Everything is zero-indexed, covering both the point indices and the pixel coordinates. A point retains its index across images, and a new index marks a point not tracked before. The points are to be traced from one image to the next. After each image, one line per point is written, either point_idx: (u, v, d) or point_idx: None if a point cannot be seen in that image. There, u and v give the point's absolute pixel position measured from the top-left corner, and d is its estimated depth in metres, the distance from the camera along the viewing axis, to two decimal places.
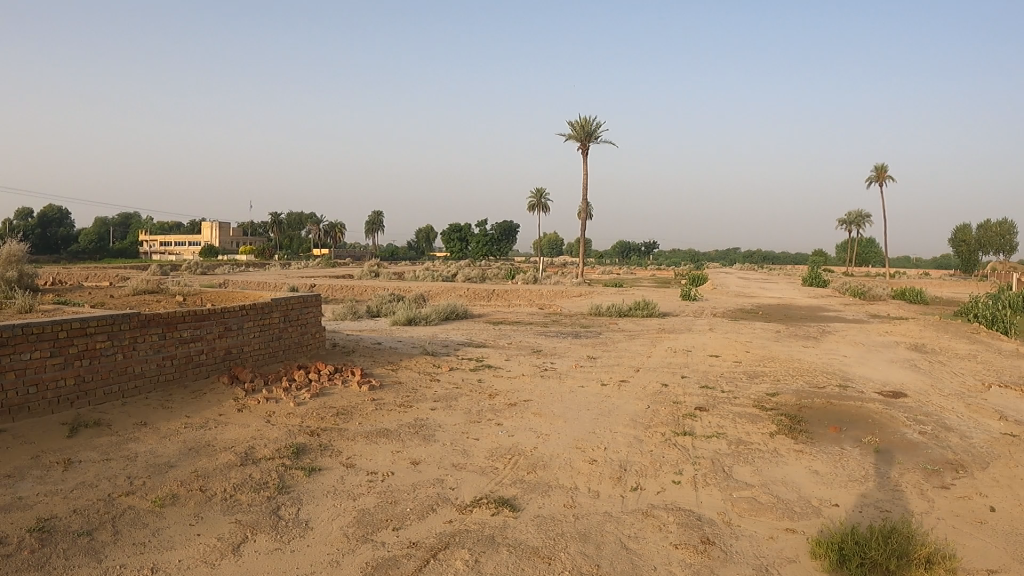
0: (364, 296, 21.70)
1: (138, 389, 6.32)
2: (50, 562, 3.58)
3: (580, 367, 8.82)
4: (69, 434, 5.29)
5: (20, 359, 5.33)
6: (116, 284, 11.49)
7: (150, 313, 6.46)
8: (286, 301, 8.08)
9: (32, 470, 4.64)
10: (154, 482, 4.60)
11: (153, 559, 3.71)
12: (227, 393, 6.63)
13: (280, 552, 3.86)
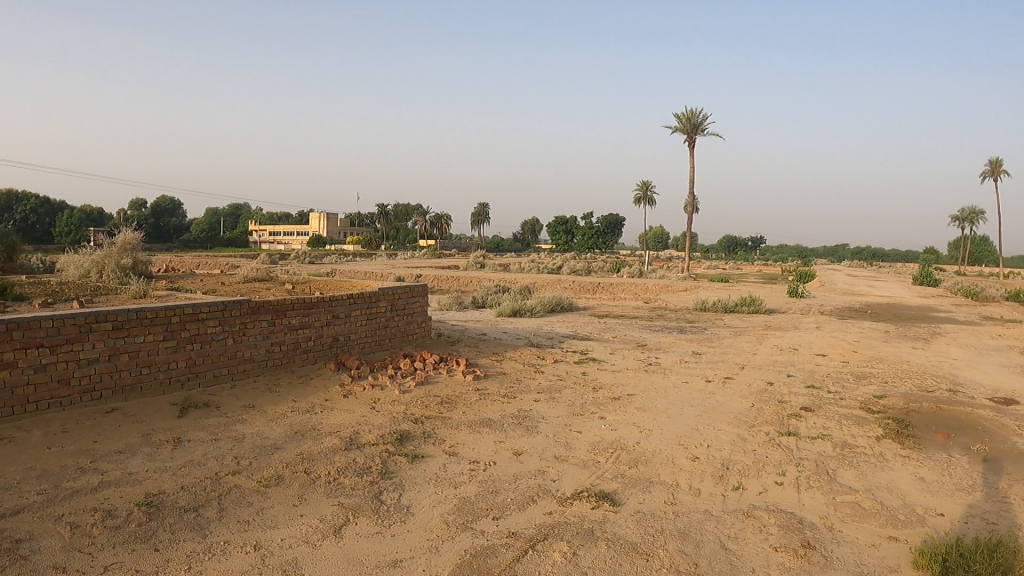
0: (470, 287, 21.94)
1: (248, 373, 6.57)
2: (155, 536, 3.79)
3: (685, 363, 8.68)
4: (179, 414, 5.55)
5: (134, 342, 5.64)
6: (230, 273, 11.98)
7: (261, 300, 6.70)
8: (393, 291, 8.24)
9: (144, 447, 4.89)
10: (260, 463, 4.77)
11: (257, 536, 3.85)
12: (333, 379, 6.81)
13: (381, 536, 3.94)
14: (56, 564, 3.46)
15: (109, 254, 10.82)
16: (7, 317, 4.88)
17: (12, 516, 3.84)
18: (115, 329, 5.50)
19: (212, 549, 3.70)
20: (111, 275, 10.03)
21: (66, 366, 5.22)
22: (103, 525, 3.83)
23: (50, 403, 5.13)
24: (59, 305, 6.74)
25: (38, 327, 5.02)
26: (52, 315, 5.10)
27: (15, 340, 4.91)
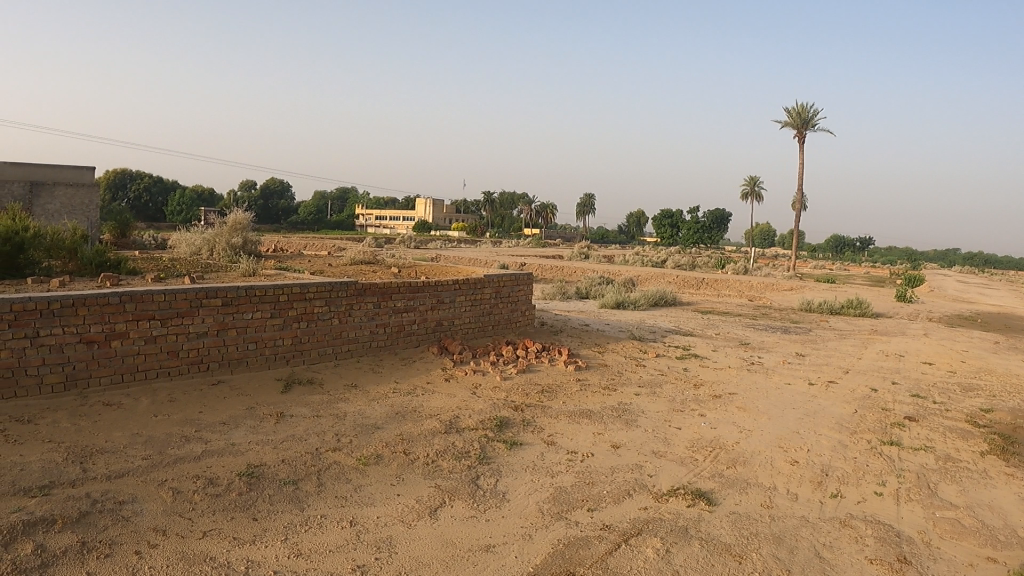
0: (569, 277, 21.92)
1: (351, 353, 6.73)
2: (255, 505, 3.94)
3: (788, 364, 8.46)
4: (284, 389, 5.73)
5: (242, 318, 5.85)
6: (337, 254, 12.31)
7: (367, 283, 6.85)
8: (498, 278, 8.28)
9: (248, 420, 5.07)
10: (360, 441, 4.88)
11: (354, 512, 3.95)
12: (436, 363, 6.91)
13: (475, 520, 3.98)
14: (155, 527, 3.65)
15: (221, 233, 11.28)
16: (121, 290, 5.14)
17: (119, 478, 4.06)
18: (224, 305, 5.72)
19: (309, 522, 3.81)
20: (223, 253, 10.46)
21: (176, 338, 5.46)
22: (205, 492, 4.00)
23: (159, 373, 5.38)
24: (172, 280, 7.06)
25: (151, 300, 5.27)
26: (165, 289, 5.34)
27: (128, 312, 5.18)
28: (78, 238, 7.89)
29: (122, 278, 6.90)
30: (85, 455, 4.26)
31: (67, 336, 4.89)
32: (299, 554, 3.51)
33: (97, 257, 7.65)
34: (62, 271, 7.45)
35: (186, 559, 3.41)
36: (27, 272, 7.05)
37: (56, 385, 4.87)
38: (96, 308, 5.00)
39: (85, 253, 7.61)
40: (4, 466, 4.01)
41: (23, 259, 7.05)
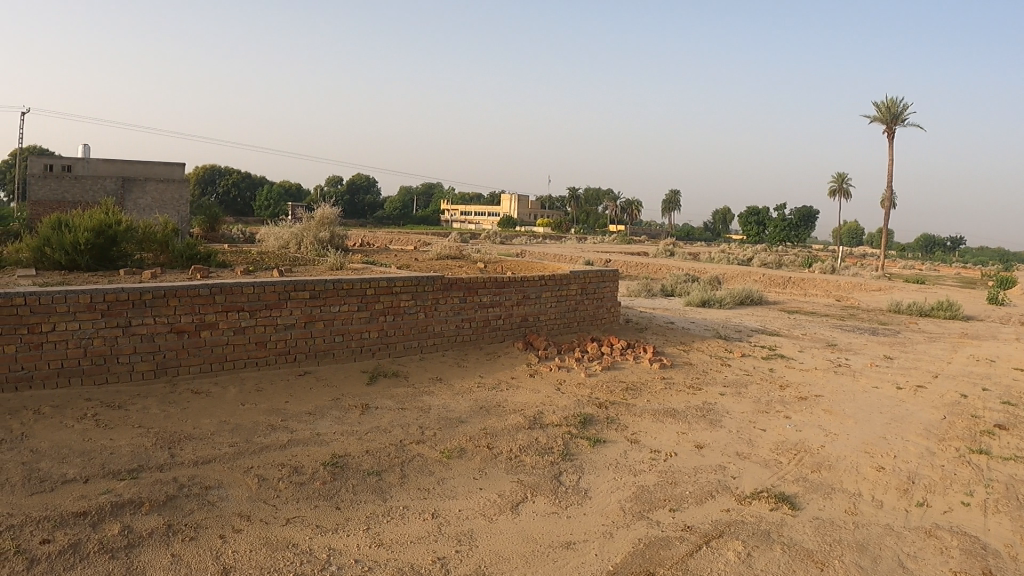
0: (650, 274, 21.71)
1: (436, 347, 6.80)
2: (339, 494, 4.01)
3: (875, 366, 8.22)
4: (369, 381, 5.83)
5: (329, 311, 5.96)
6: (425, 250, 12.51)
7: (454, 278, 6.90)
8: (585, 274, 8.22)
9: (334, 411, 5.17)
10: (444, 434, 4.92)
11: (435, 505, 3.98)
12: (520, 358, 6.93)
13: (557, 516, 3.98)
14: (241, 513, 3.75)
15: (309, 228, 11.53)
16: (211, 282, 5.30)
17: (206, 464, 4.18)
18: (312, 298, 5.84)
19: (391, 513, 3.86)
20: (310, 247, 10.69)
21: (264, 329, 5.60)
22: (289, 480, 4.09)
23: (247, 362, 5.53)
24: (260, 272, 7.25)
25: (239, 293, 5.42)
26: (253, 282, 5.48)
27: (218, 304, 5.33)
28: (169, 232, 8.15)
29: (212, 270, 7.12)
30: (174, 441, 4.40)
31: (158, 325, 5.08)
32: (381, 543, 3.57)
33: (189, 250, 7.92)
34: (156, 265, 7.72)
35: (268, 544, 3.51)
36: (121, 265, 7.32)
37: (146, 372, 5.06)
38: (187, 299, 5.17)
39: (176, 247, 7.85)
40: (98, 449, 4.19)
41: (117, 252, 7.32)
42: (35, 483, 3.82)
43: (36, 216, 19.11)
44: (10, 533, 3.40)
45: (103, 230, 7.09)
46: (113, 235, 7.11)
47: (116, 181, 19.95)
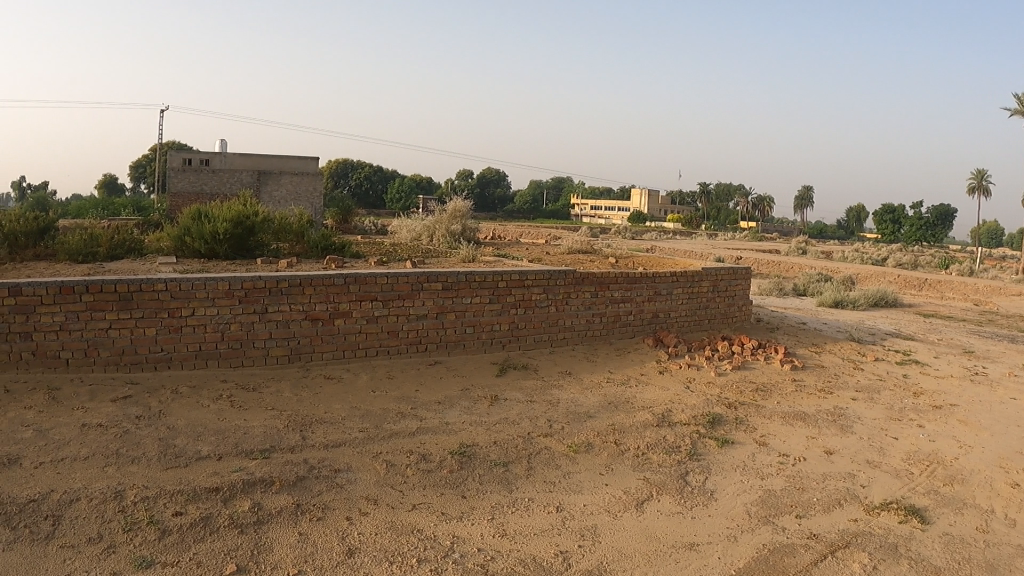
0: (772, 274, 21.17)
1: (567, 341, 6.81)
2: (466, 483, 4.06)
3: (1016, 377, 7.76)
4: (499, 372, 5.90)
5: (461, 303, 6.09)
6: (555, 245, 12.63)
7: (586, 272, 6.87)
8: (718, 271, 7.91)
9: (463, 401, 5.23)
10: (573, 429, 4.92)
11: (561, 499, 3.98)
12: (650, 354, 6.85)
13: (681, 517, 3.92)
14: (369, 496, 3.85)
15: (444, 221, 11.83)
16: (346, 272, 5.54)
17: (336, 447, 4.30)
18: (444, 290, 5.99)
19: (517, 504, 3.88)
20: (443, 239, 10.97)
21: (396, 319, 5.78)
22: (417, 467, 4.16)
23: (379, 351, 5.74)
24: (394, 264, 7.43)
25: (373, 283, 5.63)
26: (387, 272, 5.67)
27: (351, 293, 5.55)
28: (305, 224, 8.47)
29: (346, 261, 7.36)
30: (305, 423, 4.55)
31: (293, 313, 5.37)
32: (505, 534, 3.60)
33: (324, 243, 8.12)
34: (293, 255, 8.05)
35: (393, 528, 3.59)
36: (258, 255, 7.66)
37: (280, 357, 5.35)
38: (322, 288, 5.43)
39: (312, 238, 8.14)
40: (233, 429, 4.41)
41: (255, 242, 7.69)
42: (171, 458, 4.08)
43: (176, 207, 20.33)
44: (145, 504, 3.69)
45: (242, 221, 7.45)
46: (250, 225, 7.46)
47: (252, 173, 20.93)
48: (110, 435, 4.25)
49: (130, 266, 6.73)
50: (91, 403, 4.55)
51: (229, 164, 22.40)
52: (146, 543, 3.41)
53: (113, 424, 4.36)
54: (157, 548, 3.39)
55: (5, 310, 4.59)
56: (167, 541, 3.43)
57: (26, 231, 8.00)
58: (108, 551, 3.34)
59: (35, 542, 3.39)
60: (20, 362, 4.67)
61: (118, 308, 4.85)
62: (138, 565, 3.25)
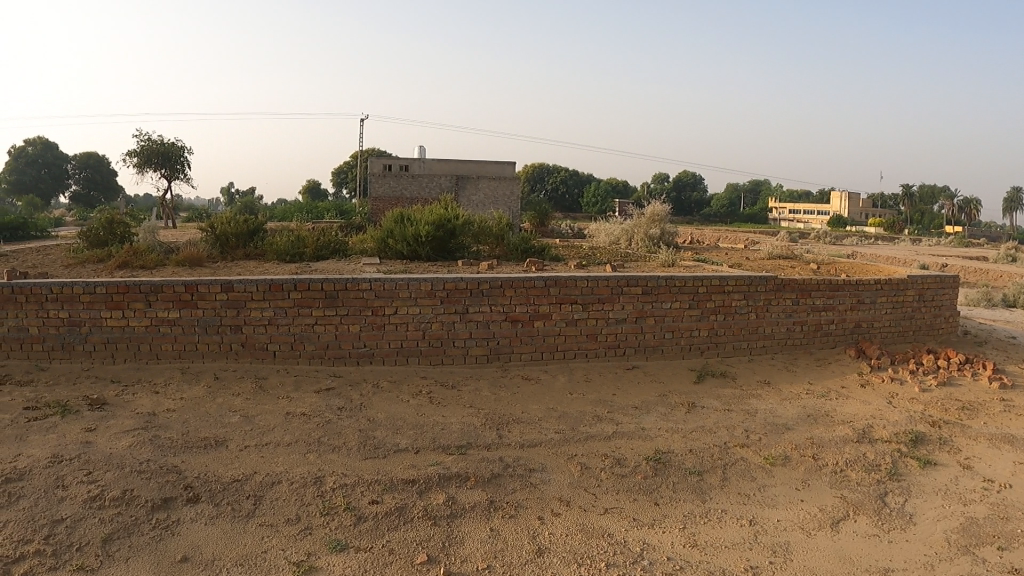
0: (968, 283, 19.80)
1: (766, 349, 6.70)
2: (659, 490, 4.16)
3: None
4: (697, 379, 6.03)
5: (661, 307, 6.23)
6: (756, 255, 13.43)
7: (787, 278, 6.70)
8: (925, 278, 7.46)
9: (660, 407, 5.44)
10: (769, 440, 4.90)
11: (754, 512, 3.97)
12: (851, 367, 6.60)
13: (877, 539, 3.78)
14: (563, 496, 4.02)
15: (641, 226, 14.51)
16: (547, 275, 5.91)
17: (532, 447, 4.55)
18: (644, 293, 6.16)
19: (709, 515, 3.92)
20: (638, 245, 13.60)
21: (595, 323, 6.08)
22: (611, 471, 4.30)
23: (578, 353, 6.08)
24: (592, 268, 8.40)
25: (573, 286, 5.95)
26: (588, 277, 5.97)
27: (552, 296, 5.93)
28: (504, 228, 10.08)
29: (546, 264, 8.96)
30: (502, 423, 4.87)
31: (494, 314, 5.85)
32: (695, 544, 3.60)
33: (526, 247, 9.70)
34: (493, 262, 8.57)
35: (584, 531, 3.67)
36: (458, 256, 9.23)
37: (481, 356, 5.88)
38: (523, 290, 5.85)
39: (512, 242, 9.75)
40: (431, 425, 4.75)
41: (456, 245, 9.27)
42: (371, 449, 4.38)
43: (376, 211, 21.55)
44: (344, 491, 3.91)
45: (443, 224, 8.99)
46: (450, 229, 8.98)
47: (453, 178, 22.05)
48: (313, 424, 4.67)
49: (338, 262, 8.72)
50: (295, 392, 5.19)
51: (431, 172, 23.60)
52: (341, 527, 3.61)
53: (316, 414, 4.81)
54: (352, 532, 3.58)
55: (219, 304, 5.56)
56: (361, 527, 3.62)
57: (236, 232, 9.85)
58: (304, 532, 3.58)
59: (235, 518, 3.67)
60: (232, 352, 5.62)
61: (325, 305, 5.62)
62: (333, 548, 3.44)
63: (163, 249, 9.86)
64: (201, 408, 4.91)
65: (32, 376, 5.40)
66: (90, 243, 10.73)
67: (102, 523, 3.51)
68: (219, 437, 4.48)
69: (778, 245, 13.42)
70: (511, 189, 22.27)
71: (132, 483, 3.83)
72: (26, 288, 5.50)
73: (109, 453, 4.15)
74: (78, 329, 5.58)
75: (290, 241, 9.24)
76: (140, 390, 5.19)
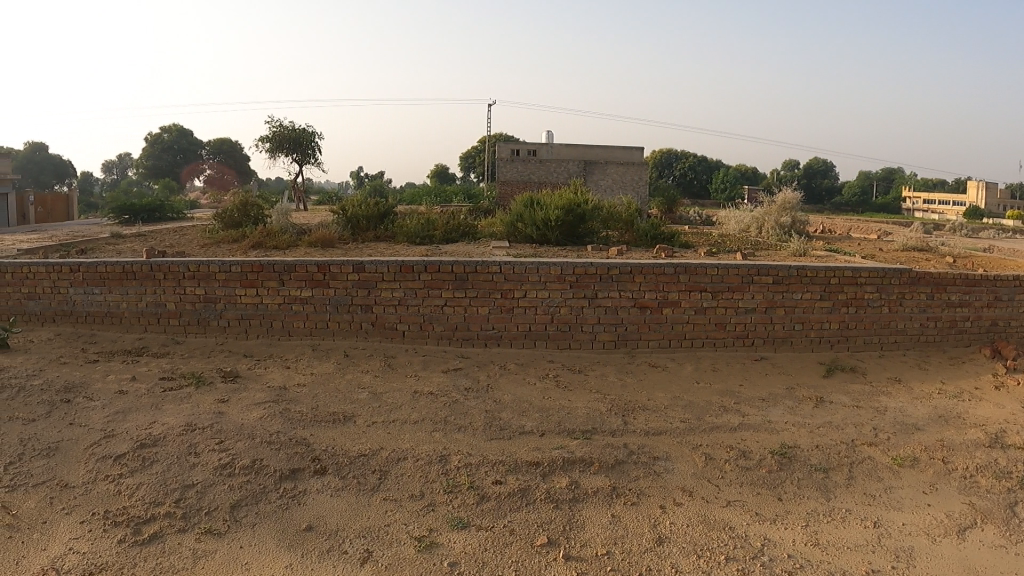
0: None
1: (897, 345, 6.42)
2: (783, 485, 4.06)
3: None
4: (825, 373, 5.85)
5: (791, 298, 6.07)
6: (890, 245, 12.88)
7: (922, 271, 6.39)
8: None
9: (788, 400, 5.30)
10: (898, 440, 4.71)
11: (878, 514, 3.83)
12: (985, 367, 6.24)
13: (1006, 551, 3.58)
14: (685, 486, 3.98)
15: (771, 213, 14.19)
16: (677, 262, 5.86)
17: (657, 435, 4.52)
18: (775, 283, 6.01)
19: (833, 514, 3.80)
20: (769, 233, 13.33)
21: (724, 312, 5.98)
22: (736, 463, 4.22)
23: (706, 342, 5.99)
24: (719, 256, 8.28)
25: (703, 274, 5.87)
26: (718, 265, 5.88)
27: (681, 283, 5.87)
28: (633, 213, 10.13)
29: (673, 250, 8.98)
30: (628, 410, 4.86)
31: (623, 300, 5.83)
32: (817, 543, 3.50)
33: (656, 233, 9.70)
34: (620, 248, 8.56)
35: (705, 522, 3.63)
36: (588, 241, 9.32)
37: (608, 342, 5.88)
38: (653, 276, 5.82)
39: (641, 228, 9.80)
40: (556, 408, 4.79)
41: (584, 229, 9.41)
42: (496, 430, 4.46)
43: (506, 197, 21.79)
44: (469, 470, 3.99)
45: (572, 209, 9.18)
46: (579, 213, 9.15)
47: (581, 164, 22.10)
48: (440, 404, 4.78)
49: (466, 245, 8.97)
50: (423, 371, 5.34)
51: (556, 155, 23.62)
52: (464, 506, 3.69)
53: (444, 394, 4.93)
54: (474, 511, 3.65)
55: (350, 284, 5.76)
56: (484, 506, 3.68)
57: (367, 214, 10.18)
58: (428, 508, 3.67)
59: (360, 491, 3.80)
60: (362, 331, 5.81)
61: (454, 287, 5.74)
62: (455, 526, 3.52)
63: (296, 231, 10.28)
64: (330, 383, 5.10)
65: (169, 348, 5.76)
66: (226, 224, 11.29)
67: (231, 490, 3.70)
68: (347, 412, 4.65)
69: (912, 236, 12.79)
70: (638, 175, 22.12)
71: (262, 453, 4.02)
72: (164, 266, 5.87)
73: (241, 423, 4.36)
74: (213, 305, 5.90)
75: (420, 224, 9.58)
76: (271, 365, 5.44)
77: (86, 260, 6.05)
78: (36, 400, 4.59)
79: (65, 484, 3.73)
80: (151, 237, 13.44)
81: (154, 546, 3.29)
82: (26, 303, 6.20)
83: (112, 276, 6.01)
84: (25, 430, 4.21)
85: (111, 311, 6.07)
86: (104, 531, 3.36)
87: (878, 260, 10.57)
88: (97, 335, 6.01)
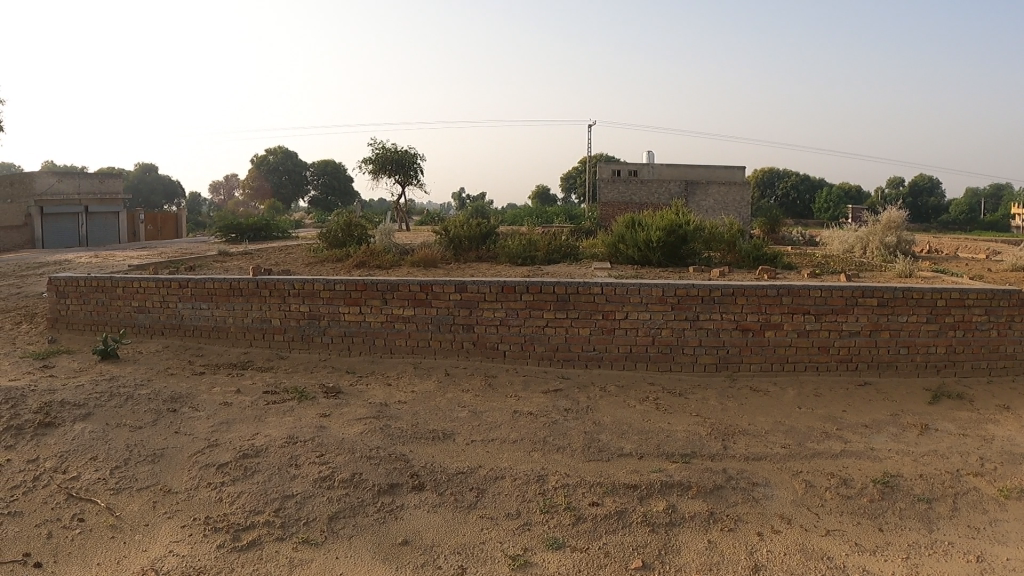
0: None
1: (1008, 370, 6.10)
2: (885, 515, 3.92)
3: None
4: (931, 400, 5.61)
5: (896, 321, 5.86)
6: (1005, 265, 12.26)
7: None
8: None
9: (891, 427, 5.11)
10: (1007, 470, 4.48)
11: (983, 548, 3.65)
12: None
13: None
14: (783, 513, 3.88)
15: (877, 232, 13.75)
16: (779, 284, 5.74)
17: (756, 461, 4.43)
18: (880, 306, 5.81)
19: (935, 546, 3.65)
20: (874, 254, 12.93)
21: (828, 334, 5.82)
22: (837, 491, 4.10)
23: (808, 366, 5.84)
24: (823, 279, 8.09)
25: (806, 296, 5.73)
26: (821, 286, 5.73)
27: (784, 305, 5.75)
28: (734, 234, 10.00)
29: (776, 271, 8.82)
30: (727, 434, 4.78)
31: (724, 322, 5.75)
32: None
33: (759, 255, 9.55)
34: (720, 269, 8.45)
35: (804, 551, 3.53)
36: (690, 262, 9.26)
37: (709, 365, 5.80)
38: (755, 298, 5.71)
39: (743, 249, 9.67)
40: (657, 431, 4.76)
41: (686, 250, 9.34)
42: (594, 451, 4.46)
43: (608, 216, 21.80)
44: (565, 490, 4.00)
45: (673, 230, 9.13)
46: (681, 234, 9.08)
47: (681, 184, 21.91)
48: (539, 423, 4.81)
49: (566, 266, 9.04)
50: (523, 392, 5.38)
51: (659, 175, 23.48)
52: (560, 526, 3.69)
53: (542, 414, 4.96)
54: (569, 532, 3.65)
55: (453, 304, 5.87)
56: (580, 527, 3.68)
57: (468, 235, 10.37)
58: (523, 527, 3.70)
59: (457, 509, 3.85)
60: (463, 349, 5.91)
61: (556, 308, 5.77)
62: (550, 545, 3.53)
63: (397, 250, 10.52)
64: (431, 401, 5.20)
65: (273, 362, 5.97)
66: (331, 244, 11.70)
67: (329, 502, 3.81)
68: (446, 430, 4.72)
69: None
70: (740, 194, 21.79)
71: (361, 467, 4.12)
72: (271, 284, 6.11)
73: (341, 437, 4.49)
74: (317, 322, 6.10)
75: (522, 245, 9.71)
76: (373, 381, 5.58)
77: (195, 277, 6.35)
78: (145, 408, 4.83)
79: (168, 489, 3.92)
80: (257, 255, 14.00)
81: (251, 552, 3.42)
82: (136, 317, 6.55)
83: (219, 292, 6.28)
84: (133, 436, 4.44)
85: (217, 326, 6.34)
86: (204, 536, 3.51)
87: (996, 282, 10.09)
88: (203, 349, 6.29)
